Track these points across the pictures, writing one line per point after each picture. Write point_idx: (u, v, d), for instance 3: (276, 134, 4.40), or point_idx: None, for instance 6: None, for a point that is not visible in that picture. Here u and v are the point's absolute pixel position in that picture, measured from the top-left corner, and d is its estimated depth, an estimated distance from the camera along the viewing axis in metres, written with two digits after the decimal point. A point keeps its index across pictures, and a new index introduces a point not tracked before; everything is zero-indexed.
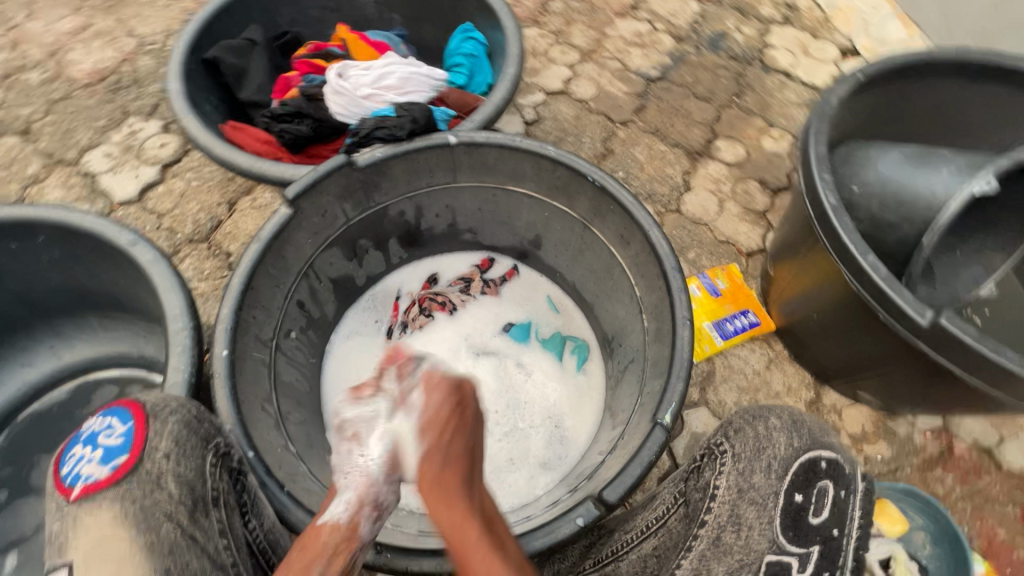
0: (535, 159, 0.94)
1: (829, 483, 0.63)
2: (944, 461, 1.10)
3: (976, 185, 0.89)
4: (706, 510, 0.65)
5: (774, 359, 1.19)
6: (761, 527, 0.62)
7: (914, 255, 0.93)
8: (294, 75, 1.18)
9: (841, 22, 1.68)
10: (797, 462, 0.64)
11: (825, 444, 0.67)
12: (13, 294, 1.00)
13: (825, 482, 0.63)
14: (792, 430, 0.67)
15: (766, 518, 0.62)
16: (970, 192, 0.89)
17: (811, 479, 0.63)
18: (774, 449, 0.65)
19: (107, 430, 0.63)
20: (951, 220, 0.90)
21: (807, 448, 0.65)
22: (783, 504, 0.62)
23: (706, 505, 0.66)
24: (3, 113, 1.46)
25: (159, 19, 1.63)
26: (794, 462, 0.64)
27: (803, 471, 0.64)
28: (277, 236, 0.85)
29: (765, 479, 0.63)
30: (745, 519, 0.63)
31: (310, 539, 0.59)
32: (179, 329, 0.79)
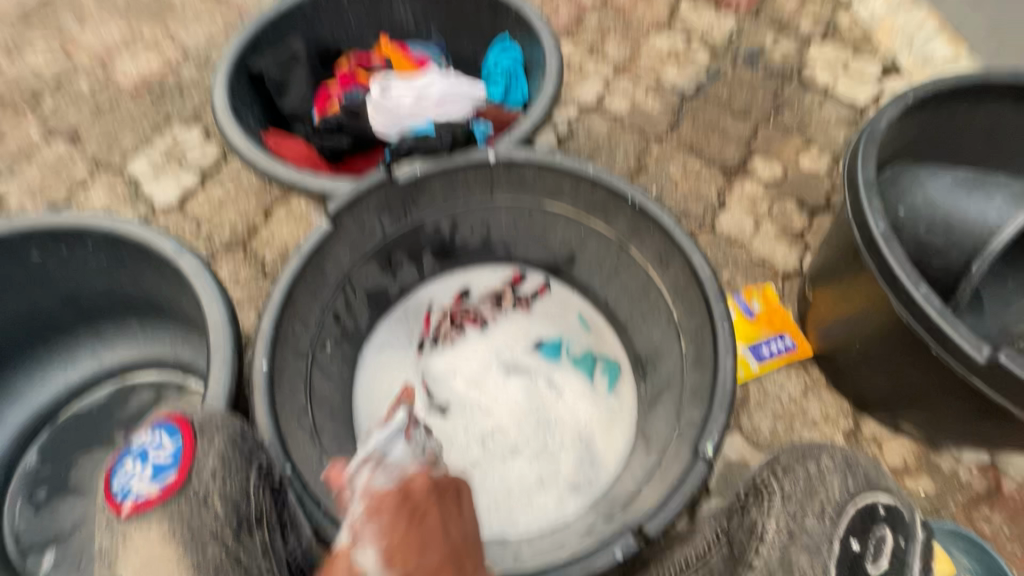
0: (574, 178, 0.95)
1: (886, 530, 0.66)
2: (992, 500, 1.05)
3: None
4: (755, 552, 0.69)
5: (811, 386, 1.15)
6: (815, 573, 0.64)
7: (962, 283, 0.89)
8: (336, 88, 1.22)
9: (883, 38, 1.65)
10: (854, 507, 0.68)
11: (883, 490, 0.70)
12: (62, 298, 1.03)
13: (883, 530, 0.67)
14: (845, 473, 0.71)
15: (820, 565, 0.65)
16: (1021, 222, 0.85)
17: (868, 526, 0.67)
18: (828, 492, 0.68)
19: (155, 447, 0.66)
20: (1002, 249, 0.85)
21: (865, 494, 0.69)
22: (838, 552, 0.65)
23: (756, 548, 0.69)
24: (54, 118, 1.52)
25: (203, 29, 1.68)
26: (851, 508, 0.67)
27: (862, 517, 0.67)
28: (317, 251, 0.89)
29: (819, 524, 0.66)
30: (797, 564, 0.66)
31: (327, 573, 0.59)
32: (221, 339, 0.80)
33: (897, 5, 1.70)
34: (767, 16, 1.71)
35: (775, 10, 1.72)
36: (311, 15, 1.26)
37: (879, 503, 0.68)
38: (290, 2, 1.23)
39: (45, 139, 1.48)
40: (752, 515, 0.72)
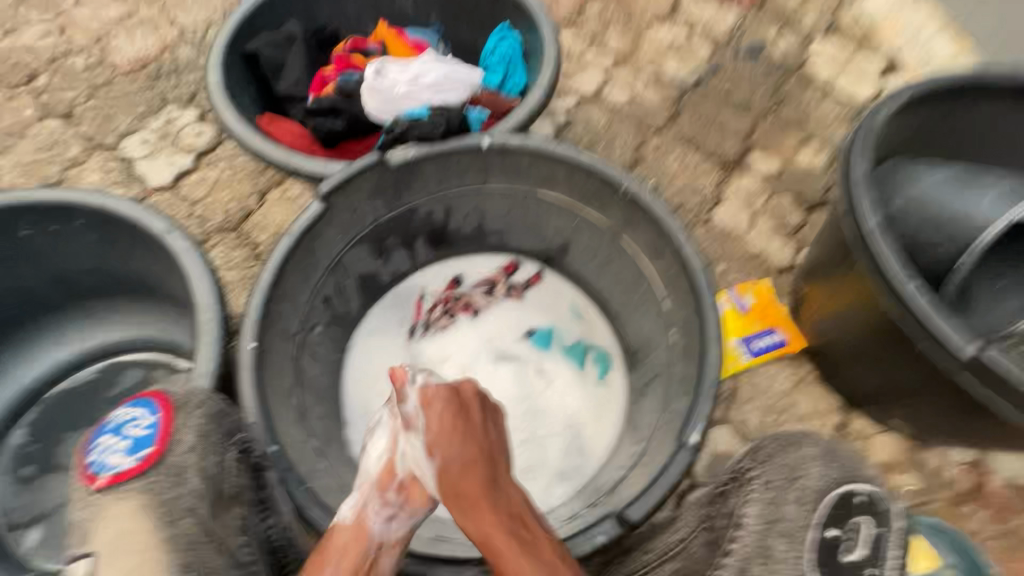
0: (568, 166, 0.95)
1: (862, 518, 0.68)
2: (976, 498, 1.06)
3: (1018, 211, 0.86)
4: (733, 538, 0.70)
5: (801, 381, 1.16)
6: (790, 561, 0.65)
7: (949, 275, 0.90)
8: (331, 71, 1.18)
9: (887, 34, 1.63)
10: (832, 494, 0.69)
11: (863, 477, 0.71)
12: (52, 275, 1.03)
13: (859, 517, 0.68)
14: (827, 461, 0.72)
15: (795, 552, 0.65)
16: (1011, 218, 0.86)
17: (844, 514, 0.68)
18: (806, 479, 0.70)
19: (133, 421, 0.69)
20: (992, 242, 0.86)
21: (841, 481, 0.70)
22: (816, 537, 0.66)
23: (734, 534, 0.71)
24: (48, 95, 1.50)
25: (201, 9, 1.66)
26: (827, 496, 0.69)
27: (839, 503, 0.68)
28: (308, 231, 0.89)
29: (798, 510, 0.68)
30: (775, 552, 0.66)
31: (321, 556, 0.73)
32: (209, 318, 0.80)
33: None
34: (771, 8, 1.69)
35: (779, 3, 1.71)
36: None
37: (856, 491, 0.69)
38: None
39: (39, 117, 1.47)
40: (730, 502, 0.75)
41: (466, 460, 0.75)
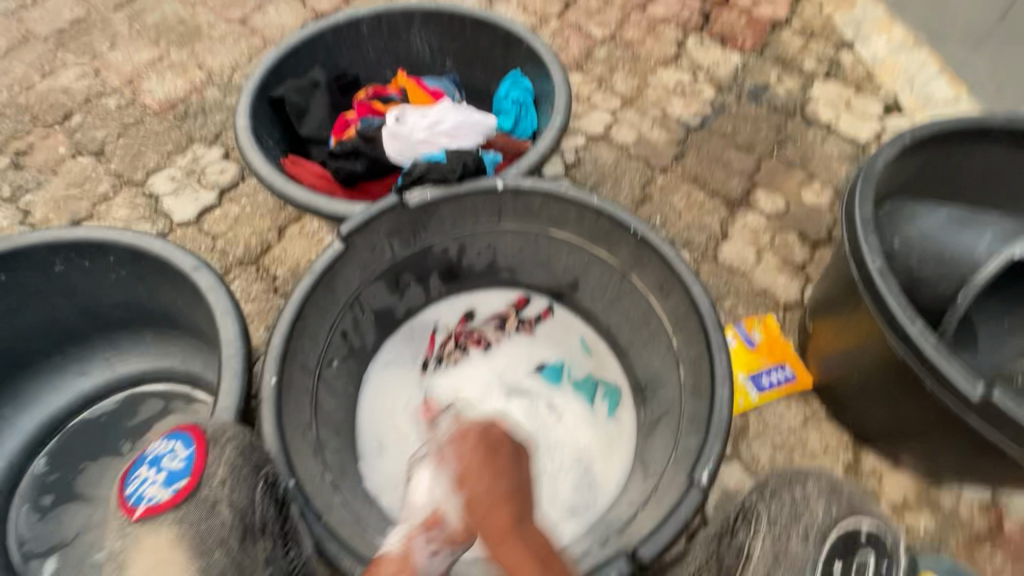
0: (578, 208, 0.98)
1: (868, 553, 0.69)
2: (993, 539, 1.04)
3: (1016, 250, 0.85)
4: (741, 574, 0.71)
5: (810, 418, 1.16)
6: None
7: (947, 312, 0.89)
8: (354, 116, 1.25)
9: (885, 78, 1.69)
10: (836, 530, 0.69)
11: (864, 511, 0.72)
12: (80, 308, 1.07)
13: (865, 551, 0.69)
14: (830, 498, 0.72)
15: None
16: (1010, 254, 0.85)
17: (850, 548, 0.69)
18: (810, 516, 0.70)
19: (169, 454, 0.70)
20: (989, 280, 0.85)
21: (846, 516, 0.71)
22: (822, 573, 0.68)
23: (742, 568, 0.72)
24: (81, 134, 1.58)
25: (228, 54, 1.76)
26: (834, 532, 0.69)
27: (843, 539, 0.69)
28: (328, 269, 0.92)
29: (801, 547, 0.69)
30: None
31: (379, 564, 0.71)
32: (232, 353, 0.83)
33: (899, 45, 1.74)
34: (771, 53, 1.77)
35: (779, 48, 1.78)
36: (331, 44, 1.32)
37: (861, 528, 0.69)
38: (313, 32, 1.29)
39: (72, 154, 1.54)
40: (739, 538, 0.75)
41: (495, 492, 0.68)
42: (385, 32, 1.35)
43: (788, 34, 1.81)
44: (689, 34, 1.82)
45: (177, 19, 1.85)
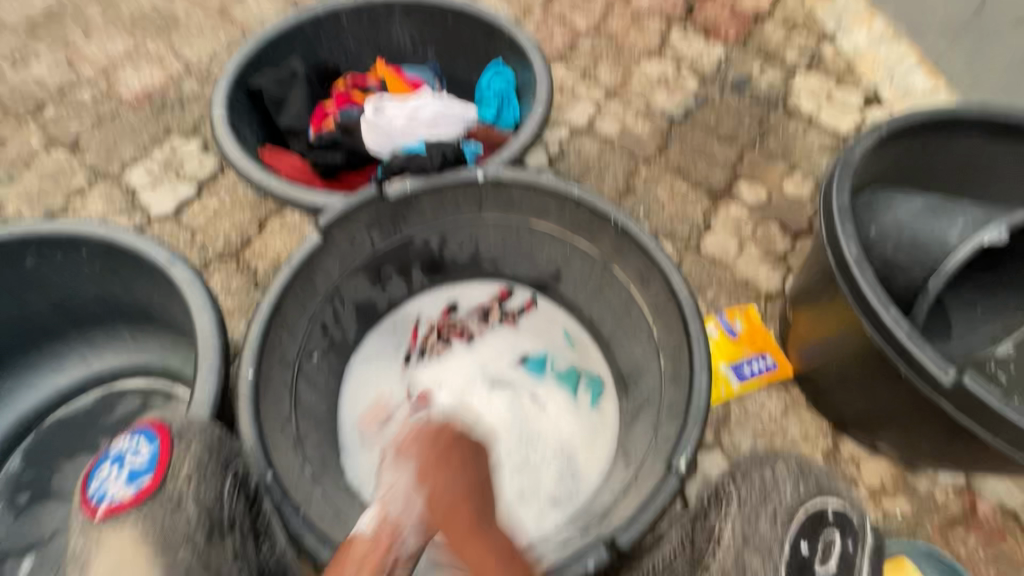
0: (560, 198, 0.98)
1: (835, 535, 0.70)
2: (966, 521, 1.07)
3: (988, 234, 0.87)
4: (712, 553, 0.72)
5: (790, 406, 1.18)
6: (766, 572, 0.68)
7: (918, 298, 0.92)
8: (332, 106, 1.23)
9: (866, 70, 1.71)
10: (804, 512, 0.70)
11: (832, 491, 0.73)
12: (53, 303, 1.04)
13: (830, 532, 0.70)
14: (799, 478, 0.73)
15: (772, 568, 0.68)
16: (981, 240, 0.87)
17: (815, 529, 0.70)
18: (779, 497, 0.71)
19: (133, 451, 0.68)
20: (958, 267, 0.88)
21: (812, 497, 0.72)
22: (788, 554, 0.69)
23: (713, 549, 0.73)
24: (54, 127, 1.54)
25: (206, 44, 1.72)
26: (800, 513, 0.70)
27: (812, 520, 0.70)
28: (306, 262, 0.91)
29: (771, 529, 0.69)
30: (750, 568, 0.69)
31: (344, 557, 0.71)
32: (208, 346, 0.82)
33: (879, 38, 1.76)
34: (754, 45, 1.77)
35: (762, 39, 1.78)
36: (311, 34, 1.30)
37: (827, 508, 0.71)
38: (291, 22, 1.27)
39: (44, 147, 1.51)
40: (711, 519, 0.75)
41: (452, 492, 0.71)
42: (366, 24, 1.34)
43: (771, 26, 1.82)
44: (672, 25, 1.82)
45: (153, 9, 1.81)
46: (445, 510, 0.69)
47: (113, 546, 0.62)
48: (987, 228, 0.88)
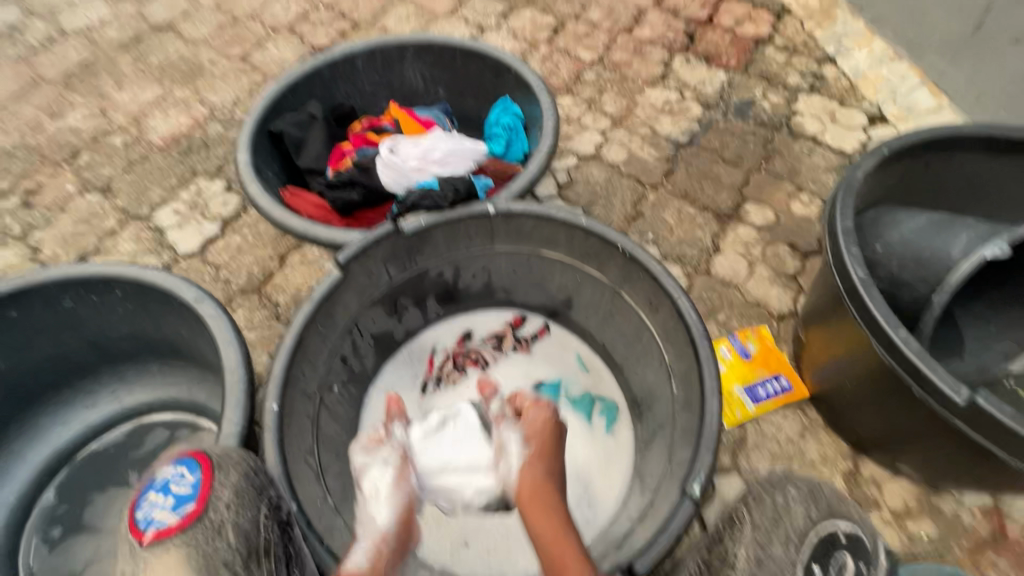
0: (569, 229, 1.00)
1: (846, 557, 0.69)
2: (996, 543, 1.04)
3: (989, 250, 0.87)
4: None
5: (807, 427, 1.17)
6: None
7: (924, 313, 0.91)
8: (349, 146, 1.29)
9: (869, 91, 1.74)
10: (816, 535, 0.70)
11: (842, 514, 0.73)
12: (87, 341, 1.09)
13: (843, 554, 0.70)
14: (811, 502, 0.74)
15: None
16: (981, 256, 0.87)
17: (828, 551, 0.70)
18: (791, 519, 0.72)
19: (177, 479, 0.69)
20: (962, 281, 0.88)
21: (824, 519, 0.72)
22: (800, 575, 0.68)
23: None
24: (88, 172, 1.63)
25: (230, 90, 1.83)
26: (812, 534, 0.70)
27: (822, 544, 0.70)
28: (327, 298, 0.93)
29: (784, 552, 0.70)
30: None
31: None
32: (234, 382, 0.85)
33: (879, 59, 1.80)
34: (755, 70, 1.82)
35: (763, 65, 1.83)
36: (328, 78, 1.37)
37: (838, 529, 0.71)
38: (309, 67, 1.34)
39: (79, 192, 1.60)
40: (727, 544, 0.76)
41: (547, 475, 0.78)
42: (380, 64, 1.41)
43: (772, 50, 1.87)
44: (675, 54, 1.88)
45: (181, 58, 1.93)
46: (541, 487, 0.76)
47: (158, 569, 0.64)
48: (987, 244, 0.88)
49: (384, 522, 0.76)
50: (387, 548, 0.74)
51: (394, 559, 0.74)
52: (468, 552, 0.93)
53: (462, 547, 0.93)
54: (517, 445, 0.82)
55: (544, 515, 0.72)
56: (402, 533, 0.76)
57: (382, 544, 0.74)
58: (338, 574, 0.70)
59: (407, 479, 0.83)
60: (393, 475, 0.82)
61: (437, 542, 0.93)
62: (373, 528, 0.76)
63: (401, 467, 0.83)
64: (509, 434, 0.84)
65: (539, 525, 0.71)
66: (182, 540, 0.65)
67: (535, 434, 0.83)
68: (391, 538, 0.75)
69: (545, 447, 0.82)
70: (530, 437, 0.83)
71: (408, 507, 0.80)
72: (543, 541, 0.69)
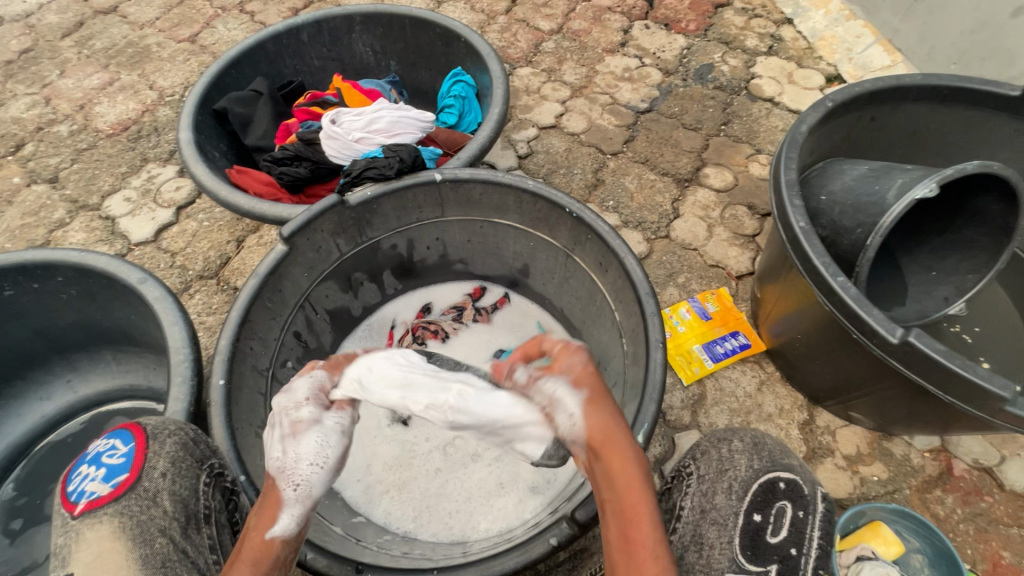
0: (516, 193, 0.98)
1: (787, 504, 0.63)
2: (944, 482, 1.08)
3: (918, 191, 0.87)
4: (673, 530, 0.69)
5: (764, 382, 1.20)
6: (722, 546, 0.63)
7: (861, 256, 0.92)
8: (294, 121, 1.27)
9: (825, 51, 1.75)
10: (756, 483, 0.65)
11: (784, 466, 0.66)
12: (35, 331, 1.06)
13: (783, 503, 0.63)
14: (752, 452, 0.68)
15: (726, 538, 0.63)
16: (912, 198, 0.87)
17: (769, 499, 0.63)
18: (734, 470, 0.66)
19: (110, 450, 0.70)
20: (893, 224, 0.89)
21: (766, 469, 0.65)
22: (741, 524, 0.63)
23: (673, 526, 0.69)
24: (34, 163, 1.58)
25: (178, 72, 1.77)
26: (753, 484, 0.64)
27: (762, 492, 0.64)
28: (273, 272, 0.91)
29: (725, 500, 0.65)
30: (707, 540, 0.65)
31: (264, 550, 0.56)
32: (180, 360, 0.83)
33: (835, 19, 1.80)
34: (713, 34, 1.82)
35: (721, 29, 1.83)
36: (274, 54, 1.34)
37: (777, 477, 0.64)
38: (252, 43, 1.30)
39: (26, 183, 1.54)
40: (672, 497, 0.72)
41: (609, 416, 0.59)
42: (327, 38, 1.38)
43: (731, 14, 1.87)
44: (634, 21, 1.86)
45: (126, 42, 1.86)
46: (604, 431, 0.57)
47: (89, 540, 0.63)
48: (918, 185, 0.87)
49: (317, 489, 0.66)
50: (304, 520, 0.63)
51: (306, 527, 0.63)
52: (428, 515, 0.94)
53: (425, 512, 0.94)
54: (569, 392, 0.63)
55: (627, 461, 0.54)
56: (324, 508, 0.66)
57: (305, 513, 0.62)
58: (263, 540, 0.57)
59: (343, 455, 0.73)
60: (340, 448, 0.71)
61: (400, 510, 0.94)
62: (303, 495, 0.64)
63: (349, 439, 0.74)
64: (558, 384, 0.65)
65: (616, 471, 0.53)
66: (114, 511, 0.65)
67: (589, 378, 0.64)
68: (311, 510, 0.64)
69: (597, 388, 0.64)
70: (584, 380, 0.64)
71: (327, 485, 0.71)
72: (624, 496, 0.51)
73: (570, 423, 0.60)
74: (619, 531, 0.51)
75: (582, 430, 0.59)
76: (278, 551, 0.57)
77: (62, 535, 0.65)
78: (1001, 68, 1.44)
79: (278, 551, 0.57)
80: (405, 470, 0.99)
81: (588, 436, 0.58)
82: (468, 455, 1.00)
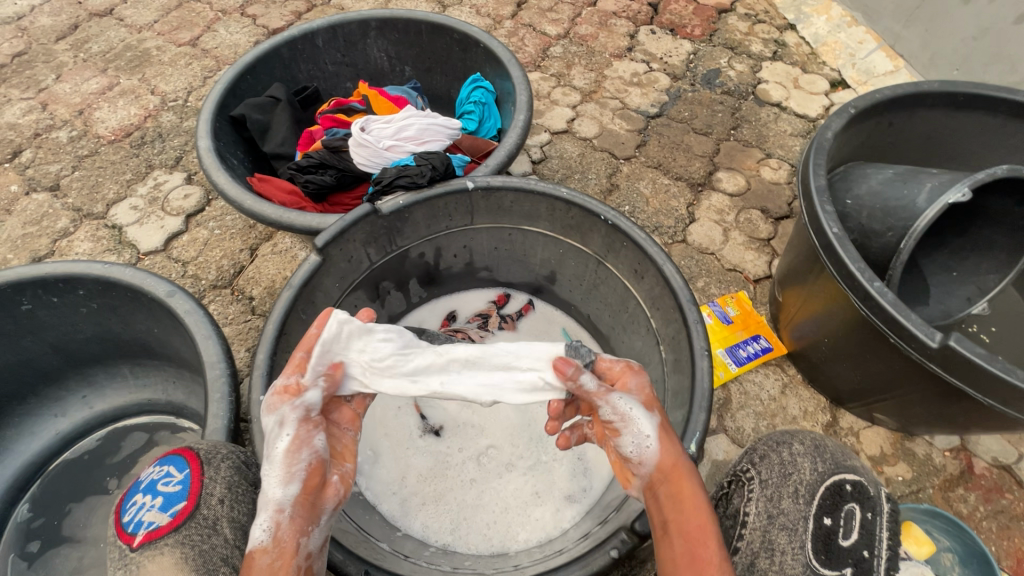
0: (549, 201, 0.98)
1: (854, 506, 0.61)
2: (965, 480, 1.10)
3: (951, 196, 0.89)
4: (738, 537, 0.67)
5: (788, 384, 1.21)
6: (794, 551, 0.62)
7: (893, 259, 0.94)
8: (318, 129, 1.26)
9: (829, 56, 1.78)
10: (822, 487, 0.64)
11: (848, 467, 0.65)
12: (50, 346, 1.02)
13: (851, 505, 0.61)
14: (815, 455, 0.67)
15: (798, 542, 0.62)
16: (946, 203, 0.89)
17: (838, 502, 0.62)
18: (799, 474, 0.65)
19: (165, 478, 0.67)
20: (927, 227, 0.90)
21: (831, 472, 0.65)
22: (812, 528, 0.62)
23: (739, 533, 0.67)
24: (32, 171, 1.53)
25: (180, 77, 1.74)
26: (821, 488, 0.64)
27: (830, 494, 0.63)
28: (307, 284, 0.89)
29: (793, 504, 0.63)
30: (777, 545, 0.63)
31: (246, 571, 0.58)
32: (217, 376, 0.81)
33: (837, 25, 1.84)
34: (718, 40, 1.84)
35: (726, 34, 1.85)
36: (288, 59, 1.32)
37: (844, 479, 0.63)
38: (267, 48, 1.27)
39: (25, 192, 1.49)
40: (734, 502, 0.70)
41: (676, 451, 0.66)
42: (341, 43, 1.37)
43: (735, 19, 1.90)
44: (640, 26, 1.88)
45: (124, 46, 1.82)
46: (672, 463, 0.65)
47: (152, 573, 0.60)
48: (950, 190, 0.90)
49: (280, 492, 0.62)
50: (292, 521, 0.61)
51: (306, 525, 0.62)
52: (467, 528, 0.93)
53: (462, 524, 0.93)
54: (644, 414, 0.66)
55: (693, 493, 0.63)
56: (308, 503, 0.63)
57: (283, 515, 0.61)
58: (247, 556, 0.59)
59: (310, 441, 0.66)
60: (290, 439, 0.64)
61: (437, 522, 0.93)
62: (270, 500, 0.62)
63: (300, 429, 0.65)
64: (632, 401, 0.67)
65: (688, 505, 0.62)
66: (176, 541, 0.62)
67: (656, 402, 0.69)
68: (295, 509, 0.62)
69: (661, 414, 0.69)
70: (654, 404, 0.68)
71: (312, 478, 0.64)
72: (687, 517, 0.61)
73: (643, 444, 0.66)
74: (685, 550, 0.59)
75: (654, 454, 0.65)
76: (258, 562, 0.58)
77: (121, 569, 0.62)
78: (1004, 74, 1.48)
79: (260, 562, 0.59)
80: (439, 482, 0.97)
81: (658, 463, 0.65)
82: (503, 465, 0.99)
